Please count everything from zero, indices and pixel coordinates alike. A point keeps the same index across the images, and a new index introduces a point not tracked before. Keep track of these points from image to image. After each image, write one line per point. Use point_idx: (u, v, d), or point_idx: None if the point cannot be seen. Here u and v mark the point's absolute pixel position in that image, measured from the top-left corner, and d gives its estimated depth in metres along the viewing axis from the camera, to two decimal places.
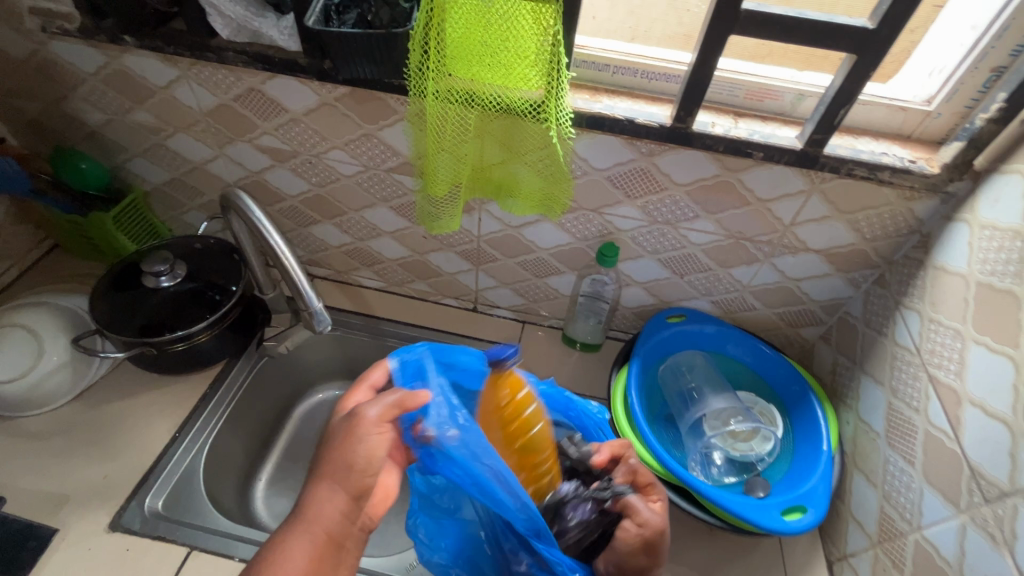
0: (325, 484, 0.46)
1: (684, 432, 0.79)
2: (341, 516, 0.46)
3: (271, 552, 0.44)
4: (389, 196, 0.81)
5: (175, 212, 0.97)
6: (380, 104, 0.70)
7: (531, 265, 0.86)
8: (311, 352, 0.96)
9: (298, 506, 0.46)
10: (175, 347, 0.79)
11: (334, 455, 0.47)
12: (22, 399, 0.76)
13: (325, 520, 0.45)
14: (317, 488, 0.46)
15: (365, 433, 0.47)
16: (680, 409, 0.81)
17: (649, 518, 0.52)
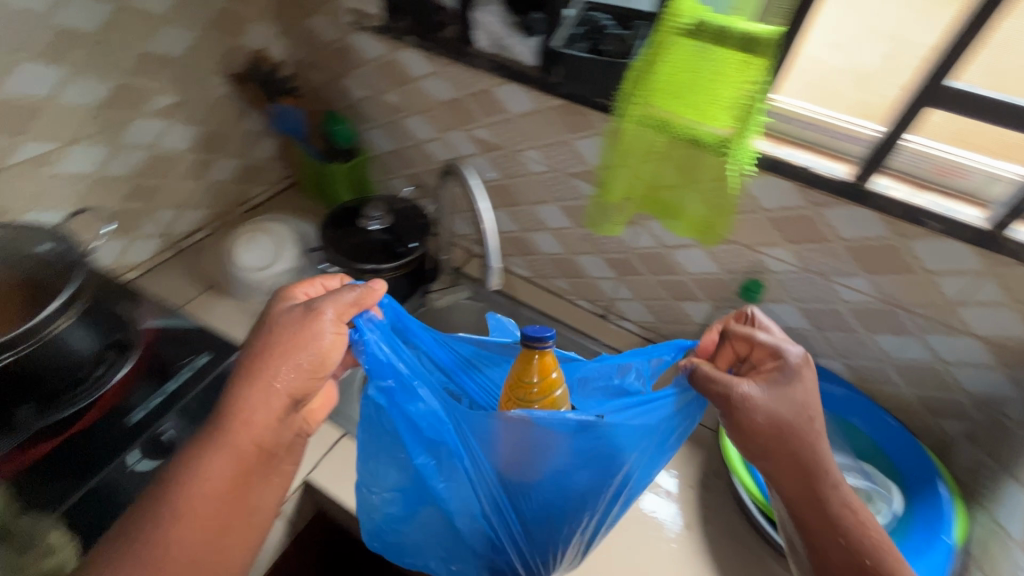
0: (251, 394, 0.51)
1: None
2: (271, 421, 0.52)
3: (191, 457, 0.51)
4: (563, 197, 0.94)
5: (385, 176, 1.19)
6: (582, 118, 0.83)
7: (671, 287, 0.93)
8: (457, 318, 1.11)
9: (223, 417, 0.52)
10: (366, 276, 0.98)
11: (254, 363, 0.52)
12: (257, 285, 0.99)
13: (244, 438, 0.51)
14: (238, 391, 0.51)
15: (304, 334, 0.52)
16: None
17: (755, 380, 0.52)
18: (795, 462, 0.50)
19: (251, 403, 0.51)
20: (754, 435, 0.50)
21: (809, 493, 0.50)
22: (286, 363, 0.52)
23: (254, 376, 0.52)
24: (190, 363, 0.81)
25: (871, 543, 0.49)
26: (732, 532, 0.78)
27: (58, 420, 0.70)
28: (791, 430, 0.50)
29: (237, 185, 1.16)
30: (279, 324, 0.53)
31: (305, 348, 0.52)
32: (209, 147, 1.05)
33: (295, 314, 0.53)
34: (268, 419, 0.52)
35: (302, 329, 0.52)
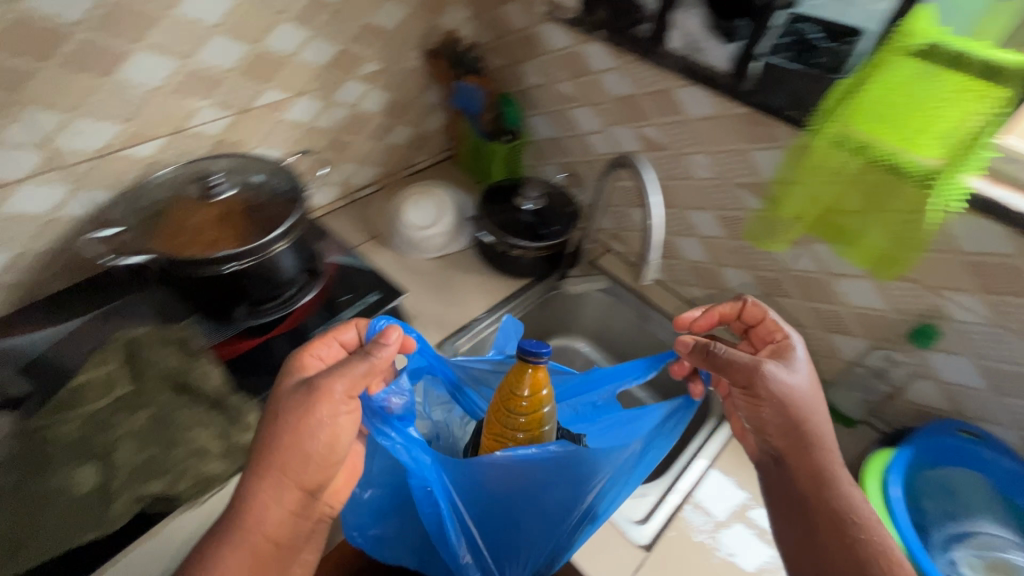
0: (272, 487, 0.55)
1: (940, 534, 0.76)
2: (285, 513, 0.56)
3: (211, 545, 0.53)
4: (723, 206, 0.94)
5: (537, 162, 1.25)
6: (767, 129, 0.82)
7: (824, 316, 0.89)
8: (585, 306, 1.17)
9: (239, 513, 0.54)
10: (513, 251, 1.05)
11: (269, 453, 0.54)
12: (415, 242, 1.09)
13: (262, 532, 0.54)
14: (255, 486, 0.54)
15: (320, 417, 0.55)
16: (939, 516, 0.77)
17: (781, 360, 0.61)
18: (800, 440, 0.59)
19: (266, 494, 0.54)
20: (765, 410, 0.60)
21: (811, 466, 0.59)
22: (297, 454, 0.54)
23: (265, 463, 0.54)
24: (362, 299, 0.91)
25: (863, 521, 0.56)
26: None
27: (261, 322, 0.84)
28: (797, 412, 0.59)
29: (407, 151, 1.27)
30: (285, 413, 0.54)
31: (312, 434, 0.54)
32: (394, 113, 1.17)
33: (299, 397, 0.55)
34: (284, 512, 0.56)
35: (311, 413, 0.54)
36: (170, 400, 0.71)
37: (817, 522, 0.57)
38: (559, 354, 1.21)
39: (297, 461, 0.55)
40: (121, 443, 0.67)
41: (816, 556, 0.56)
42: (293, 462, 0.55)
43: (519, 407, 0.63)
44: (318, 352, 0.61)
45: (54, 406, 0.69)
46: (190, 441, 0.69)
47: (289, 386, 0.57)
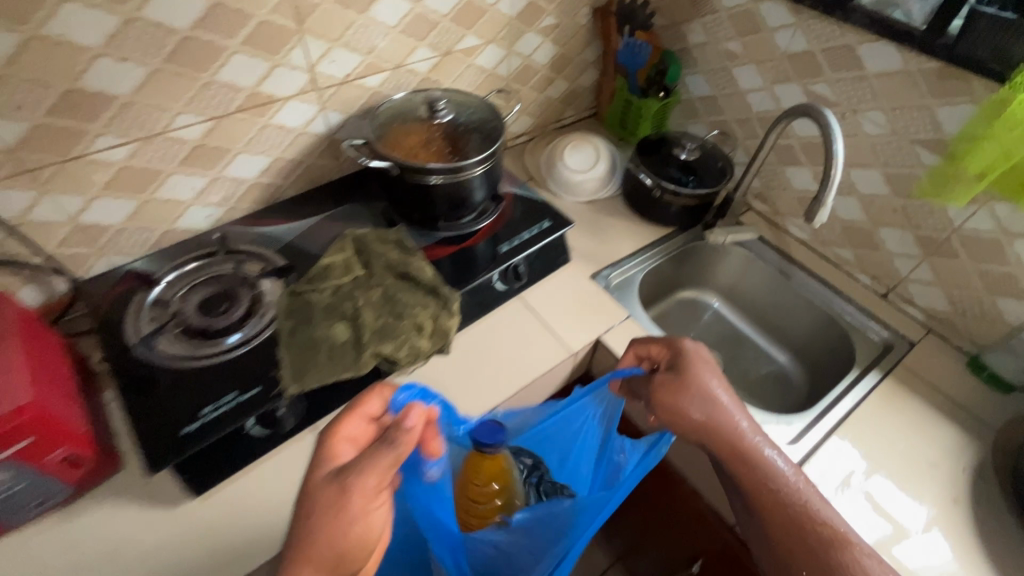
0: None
1: None
2: None
3: None
4: (892, 163, 0.95)
5: (686, 120, 1.31)
6: (960, 83, 0.83)
7: (993, 278, 0.89)
8: (722, 260, 1.22)
9: None
10: (667, 197, 1.13)
11: (318, 539, 0.47)
12: (572, 185, 1.19)
13: None
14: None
15: (358, 511, 0.48)
16: None
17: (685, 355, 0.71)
18: (699, 396, 0.66)
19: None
20: (686, 393, 0.67)
21: (728, 445, 0.64)
22: (340, 543, 0.47)
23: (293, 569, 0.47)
24: (537, 226, 1.03)
25: (780, 485, 0.63)
26: (1001, 522, 0.77)
27: (454, 234, 0.98)
28: (705, 391, 0.67)
29: (560, 105, 1.37)
30: (313, 539, 0.47)
31: (339, 532, 0.48)
32: (557, 66, 1.27)
33: (332, 488, 0.49)
34: None
35: (343, 504, 0.48)
36: (395, 283, 0.87)
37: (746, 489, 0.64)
38: (689, 305, 1.28)
39: (339, 543, 0.48)
40: (364, 309, 0.82)
41: (762, 525, 0.62)
42: (337, 543, 0.47)
43: (487, 473, 0.62)
44: (347, 432, 0.55)
45: (311, 277, 0.86)
46: (413, 316, 0.83)
47: (327, 477, 0.50)
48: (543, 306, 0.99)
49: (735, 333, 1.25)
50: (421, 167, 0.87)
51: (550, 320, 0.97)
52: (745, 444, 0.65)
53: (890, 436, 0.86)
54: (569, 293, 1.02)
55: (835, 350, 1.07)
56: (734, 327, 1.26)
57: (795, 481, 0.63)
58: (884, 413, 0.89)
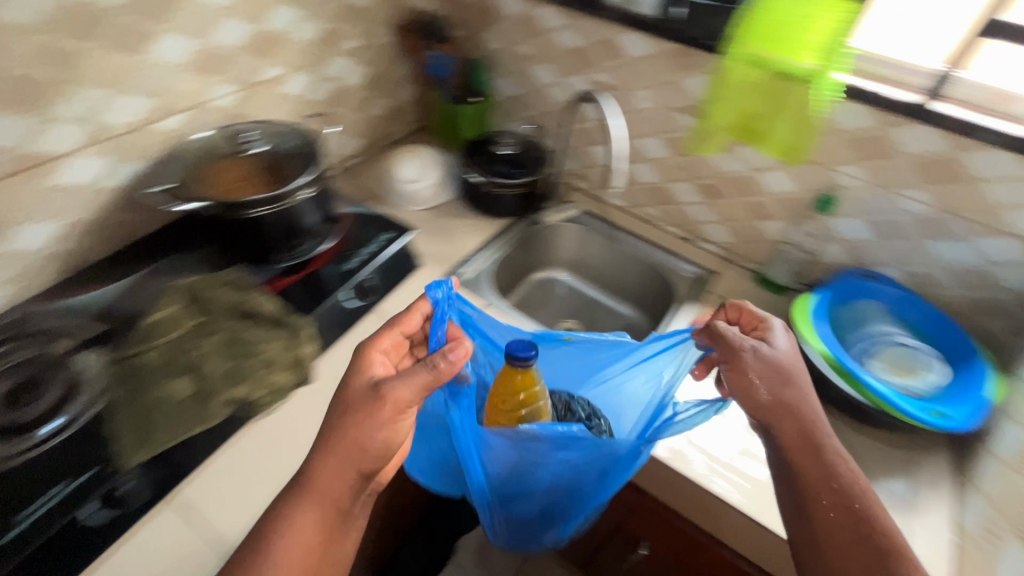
0: (338, 467, 0.63)
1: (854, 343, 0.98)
2: (351, 486, 0.65)
3: (285, 514, 0.63)
4: (665, 129, 1.15)
5: (504, 120, 1.42)
6: (692, 58, 1.03)
7: (755, 207, 1.12)
8: (560, 238, 1.36)
9: (300, 492, 0.63)
10: (497, 190, 1.23)
11: (351, 432, 0.63)
12: (409, 195, 1.24)
13: (327, 497, 0.63)
14: (326, 459, 0.63)
15: (385, 417, 0.63)
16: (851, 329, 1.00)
17: (779, 340, 0.74)
18: (802, 421, 0.69)
19: (330, 477, 0.64)
20: (779, 372, 0.71)
21: (798, 431, 0.69)
22: (359, 442, 0.63)
23: (324, 453, 0.64)
24: (378, 239, 1.07)
25: (845, 486, 0.65)
26: None
27: (295, 263, 0.97)
28: (790, 373, 0.71)
29: (385, 122, 1.41)
30: (342, 426, 0.64)
31: (359, 429, 0.63)
32: (373, 86, 1.31)
33: (367, 397, 0.64)
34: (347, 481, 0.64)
35: (369, 408, 0.64)
36: (238, 324, 0.84)
37: (817, 475, 0.66)
38: (543, 285, 1.40)
39: (367, 441, 0.63)
40: (206, 357, 0.79)
41: (809, 522, 0.65)
42: (368, 439, 0.63)
43: (517, 385, 0.72)
44: (381, 339, 0.71)
45: (138, 337, 0.81)
46: (262, 352, 0.82)
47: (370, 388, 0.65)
48: (402, 315, 1.02)
49: (587, 300, 1.39)
50: (238, 203, 0.85)
51: None
52: (813, 421, 0.69)
53: None
54: (425, 297, 1.06)
55: (662, 293, 1.25)
56: (585, 295, 1.40)
57: (866, 489, 0.65)
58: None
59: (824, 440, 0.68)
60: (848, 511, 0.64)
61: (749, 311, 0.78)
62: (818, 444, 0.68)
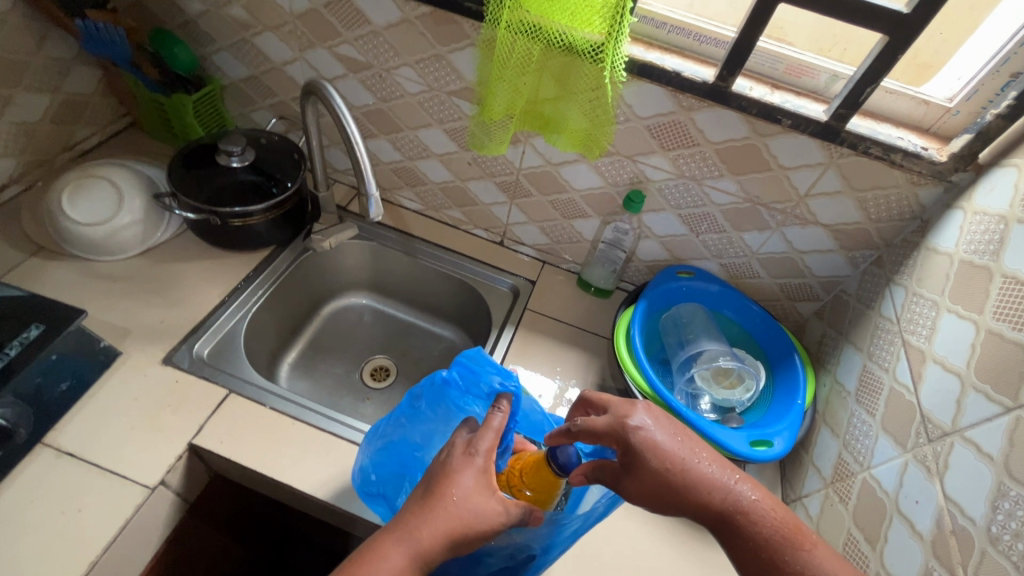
0: (439, 525, 0.50)
1: (677, 361, 0.87)
2: (444, 551, 0.50)
3: (373, 549, 0.50)
4: (444, 118, 0.89)
5: (245, 109, 1.05)
6: (454, 27, 0.78)
7: (562, 205, 0.94)
8: (347, 257, 1.08)
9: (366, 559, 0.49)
10: (234, 222, 0.89)
11: (465, 504, 0.51)
12: (101, 243, 0.86)
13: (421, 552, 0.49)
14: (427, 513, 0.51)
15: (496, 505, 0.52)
16: (674, 339, 0.90)
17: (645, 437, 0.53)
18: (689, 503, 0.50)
19: (436, 541, 0.50)
20: (645, 487, 0.51)
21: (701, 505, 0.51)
22: (469, 522, 0.51)
23: (436, 511, 0.51)
24: (18, 338, 0.67)
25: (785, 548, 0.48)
26: None
27: None
28: (671, 465, 0.51)
29: (55, 127, 0.95)
30: (455, 496, 0.51)
31: (466, 506, 0.51)
32: (2, 78, 0.85)
33: (479, 488, 0.52)
34: (441, 540, 0.50)
35: (482, 477, 0.53)
36: None
37: (741, 548, 0.49)
38: (340, 316, 1.12)
39: (475, 518, 0.51)
40: None
41: None
42: (478, 517, 0.51)
43: (529, 480, 0.58)
44: (472, 442, 0.55)
45: None
46: None
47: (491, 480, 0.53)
48: (91, 443, 0.70)
49: (398, 324, 1.15)
50: None
51: (108, 457, 0.69)
52: (710, 507, 0.51)
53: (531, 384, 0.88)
54: (134, 402, 0.74)
55: (478, 311, 1.05)
56: (396, 318, 1.15)
57: (792, 528, 0.49)
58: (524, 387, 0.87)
59: (727, 510, 0.50)
60: (781, 565, 0.48)
61: (597, 423, 0.56)
62: (717, 516, 0.50)
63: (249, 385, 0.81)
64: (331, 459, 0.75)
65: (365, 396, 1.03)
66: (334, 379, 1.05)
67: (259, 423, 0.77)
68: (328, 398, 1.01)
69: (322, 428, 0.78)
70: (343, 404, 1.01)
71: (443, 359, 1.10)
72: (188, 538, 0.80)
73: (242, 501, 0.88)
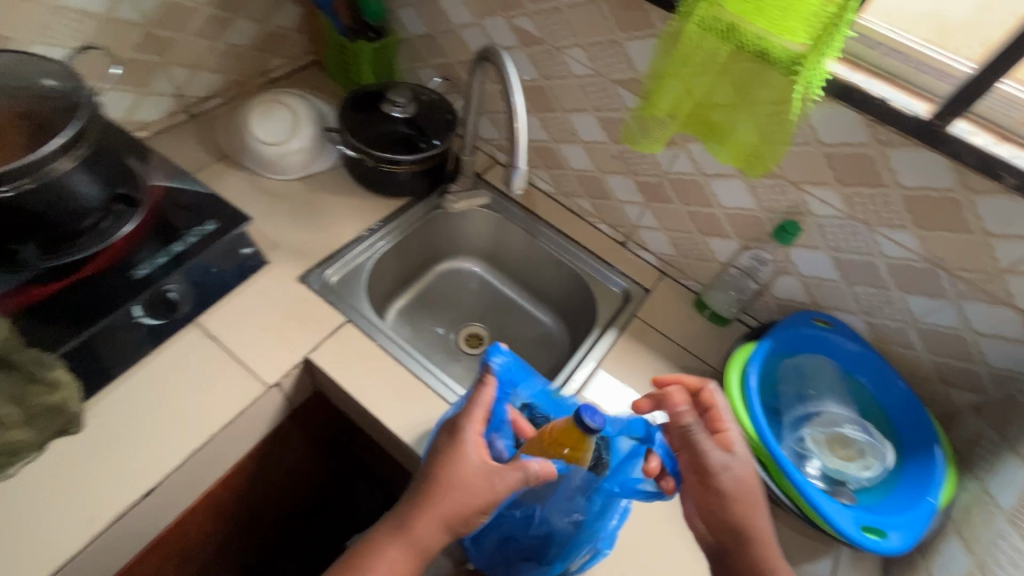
0: (427, 519, 0.56)
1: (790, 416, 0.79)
2: (442, 537, 0.57)
3: (376, 543, 0.57)
4: (602, 106, 0.87)
5: (413, 64, 1.11)
6: (640, 15, 0.75)
7: (701, 219, 0.89)
8: (471, 223, 1.11)
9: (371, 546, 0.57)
10: (384, 167, 0.94)
11: (451, 494, 0.56)
12: (272, 162, 0.95)
13: (417, 541, 0.56)
14: (421, 511, 0.56)
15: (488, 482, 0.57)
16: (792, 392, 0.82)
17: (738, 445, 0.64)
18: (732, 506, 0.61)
19: (428, 527, 0.56)
20: (713, 473, 0.62)
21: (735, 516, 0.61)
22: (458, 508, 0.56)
23: (428, 503, 0.56)
24: (198, 228, 0.77)
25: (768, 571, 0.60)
26: None
27: (63, 264, 0.68)
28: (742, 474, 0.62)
29: (257, 53, 1.07)
30: (447, 487, 0.57)
31: (458, 495, 0.56)
32: (229, 3, 0.97)
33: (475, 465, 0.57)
34: (431, 529, 0.56)
35: (471, 484, 0.57)
36: None
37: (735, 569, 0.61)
38: (450, 277, 1.16)
39: (466, 500, 0.56)
40: None
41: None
42: (467, 508, 0.56)
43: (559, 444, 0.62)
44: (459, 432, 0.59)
45: None
46: None
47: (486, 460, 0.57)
48: (229, 334, 0.79)
49: (501, 298, 1.16)
50: None
51: (240, 350, 0.78)
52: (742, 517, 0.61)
53: (616, 391, 0.85)
54: (269, 308, 0.83)
55: (584, 305, 1.03)
56: (500, 292, 1.16)
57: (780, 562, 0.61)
58: (608, 391, 0.85)
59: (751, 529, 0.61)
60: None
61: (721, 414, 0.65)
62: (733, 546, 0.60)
63: (364, 319, 0.86)
64: (419, 409, 0.79)
65: (456, 358, 1.06)
66: (431, 334, 1.09)
67: (365, 357, 0.82)
68: (423, 351, 1.06)
69: (417, 378, 0.81)
70: (435, 361, 1.05)
71: (536, 344, 1.11)
72: (282, 441, 0.88)
73: (330, 422, 0.95)
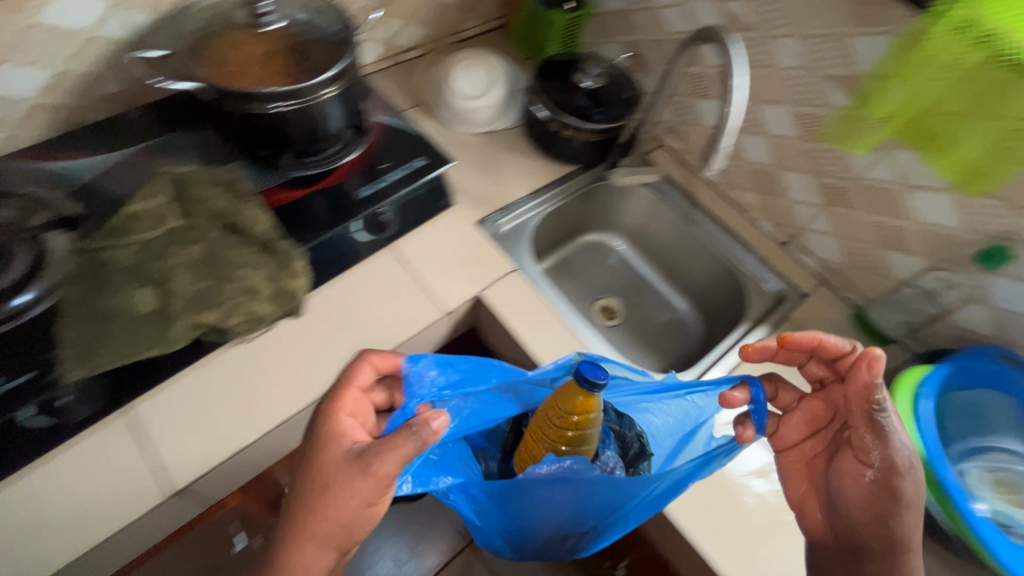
0: (304, 544, 0.54)
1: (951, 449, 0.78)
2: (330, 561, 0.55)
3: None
4: (802, 100, 0.86)
5: (597, 39, 1.14)
6: (877, 10, 0.73)
7: (887, 231, 0.85)
8: (627, 200, 1.13)
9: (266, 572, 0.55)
10: (565, 132, 0.99)
11: (326, 510, 0.53)
12: (462, 114, 1.04)
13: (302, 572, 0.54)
14: (299, 543, 0.54)
15: (370, 485, 0.52)
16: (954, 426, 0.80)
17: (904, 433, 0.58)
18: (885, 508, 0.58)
19: (310, 549, 0.54)
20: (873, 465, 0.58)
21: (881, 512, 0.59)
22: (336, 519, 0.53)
23: (303, 527, 0.54)
24: (409, 164, 0.88)
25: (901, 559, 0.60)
26: None
27: (304, 175, 0.81)
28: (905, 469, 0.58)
29: (457, 13, 1.15)
30: (324, 510, 0.53)
31: (337, 517, 0.53)
32: None
33: (340, 461, 0.54)
34: (308, 553, 0.54)
35: (360, 486, 0.52)
36: (219, 238, 0.73)
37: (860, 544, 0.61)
38: (593, 249, 1.19)
39: (342, 514, 0.53)
40: (175, 273, 0.69)
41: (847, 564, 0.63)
42: (354, 521, 0.54)
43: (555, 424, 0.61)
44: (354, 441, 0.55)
45: (113, 228, 0.71)
46: (239, 279, 0.71)
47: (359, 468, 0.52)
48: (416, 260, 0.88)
49: (638, 278, 1.19)
50: (251, 95, 0.68)
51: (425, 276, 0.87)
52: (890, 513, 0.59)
53: None
54: (450, 244, 0.91)
55: (731, 299, 1.03)
56: (637, 272, 1.19)
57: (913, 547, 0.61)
58: None
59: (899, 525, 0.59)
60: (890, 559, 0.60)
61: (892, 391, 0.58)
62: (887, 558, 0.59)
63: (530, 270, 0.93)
64: None
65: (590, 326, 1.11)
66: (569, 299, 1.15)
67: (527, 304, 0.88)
68: None
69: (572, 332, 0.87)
70: None
71: (668, 328, 1.12)
72: None
73: None
